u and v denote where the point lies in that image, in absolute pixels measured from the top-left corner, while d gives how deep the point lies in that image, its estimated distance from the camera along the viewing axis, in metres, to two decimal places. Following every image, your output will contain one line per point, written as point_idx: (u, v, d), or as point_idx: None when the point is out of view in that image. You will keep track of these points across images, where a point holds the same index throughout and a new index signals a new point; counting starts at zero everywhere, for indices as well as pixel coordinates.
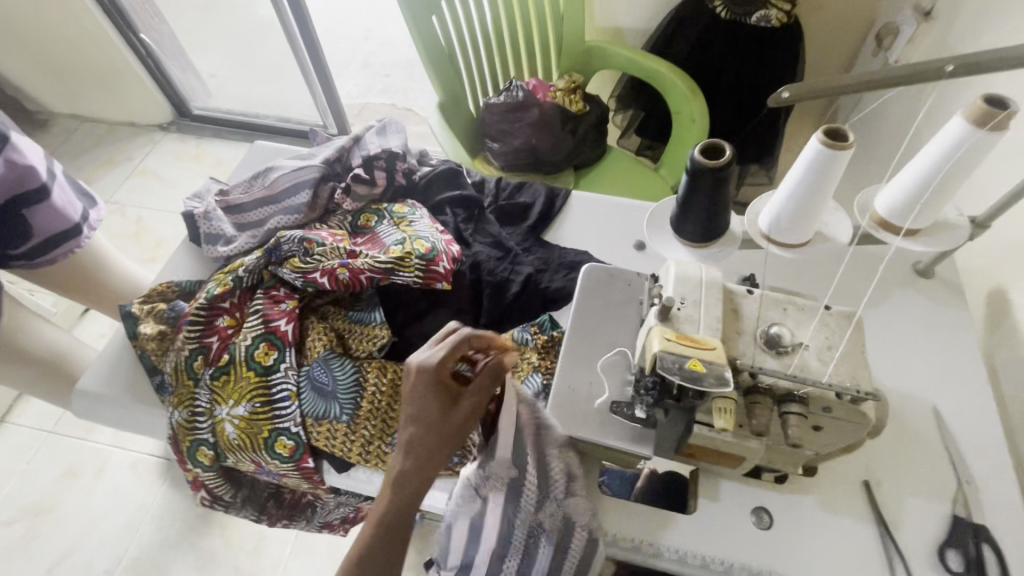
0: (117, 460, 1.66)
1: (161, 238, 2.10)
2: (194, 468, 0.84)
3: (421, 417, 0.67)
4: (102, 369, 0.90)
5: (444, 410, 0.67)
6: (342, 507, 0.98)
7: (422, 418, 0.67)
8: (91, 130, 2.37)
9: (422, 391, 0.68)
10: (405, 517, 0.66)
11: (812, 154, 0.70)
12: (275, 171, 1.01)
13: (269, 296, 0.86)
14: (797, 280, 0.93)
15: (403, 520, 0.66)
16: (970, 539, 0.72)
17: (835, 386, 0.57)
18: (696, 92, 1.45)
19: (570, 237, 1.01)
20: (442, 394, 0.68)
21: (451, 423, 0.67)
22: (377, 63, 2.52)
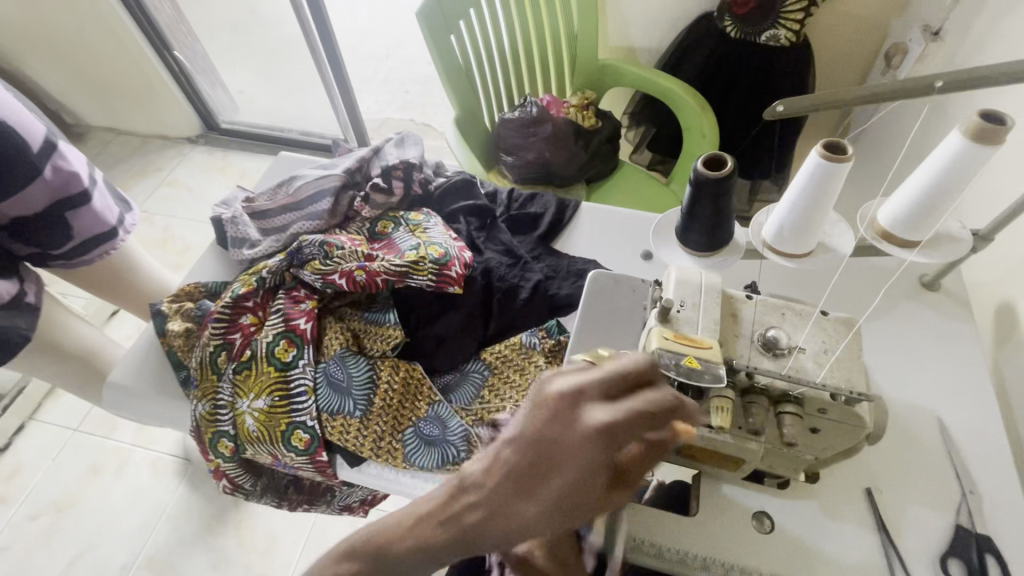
0: (138, 458, 1.71)
1: (187, 246, 2.18)
2: (215, 458, 0.88)
3: (550, 478, 0.45)
4: (133, 363, 0.95)
5: (581, 490, 0.44)
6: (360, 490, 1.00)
7: (553, 488, 0.45)
8: (125, 142, 2.49)
9: (572, 455, 0.44)
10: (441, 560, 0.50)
11: (813, 166, 0.73)
12: (299, 180, 1.06)
13: (290, 296, 0.91)
14: (801, 290, 0.95)
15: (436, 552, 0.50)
16: (973, 549, 0.72)
17: (829, 387, 0.59)
18: (706, 108, 1.48)
19: (578, 246, 1.04)
20: (594, 476, 0.44)
21: (583, 513, 0.45)
22: (397, 80, 2.61)
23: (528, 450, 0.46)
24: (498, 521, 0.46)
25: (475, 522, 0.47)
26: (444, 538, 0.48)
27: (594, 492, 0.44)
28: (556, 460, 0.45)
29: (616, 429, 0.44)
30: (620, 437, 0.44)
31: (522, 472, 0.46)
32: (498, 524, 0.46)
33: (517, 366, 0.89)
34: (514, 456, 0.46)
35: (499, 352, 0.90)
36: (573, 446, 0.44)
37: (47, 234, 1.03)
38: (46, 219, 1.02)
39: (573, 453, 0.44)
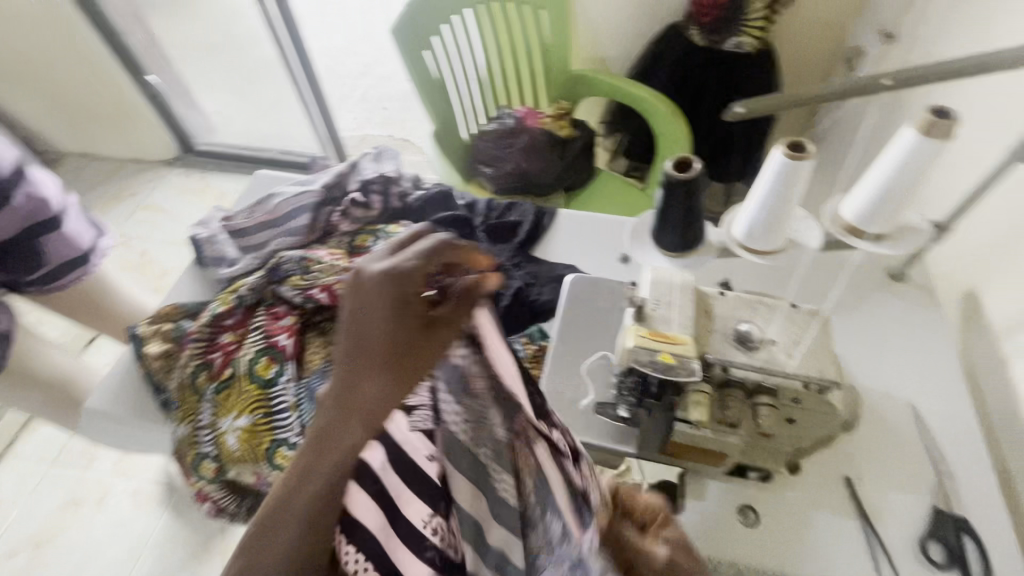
0: (119, 489, 1.67)
1: (166, 269, 2.15)
2: (197, 481, 0.87)
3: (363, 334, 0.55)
4: (110, 387, 0.93)
5: (403, 329, 0.55)
6: None
7: (379, 344, 0.55)
8: (99, 167, 2.46)
9: (380, 311, 0.54)
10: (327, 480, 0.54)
11: (777, 166, 0.75)
12: (276, 197, 1.07)
13: (270, 313, 0.90)
14: (774, 286, 0.98)
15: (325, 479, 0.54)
16: (950, 531, 0.74)
17: (801, 376, 0.60)
18: (677, 114, 1.52)
19: (556, 252, 1.06)
20: (409, 316, 0.55)
21: (415, 351, 0.55)
22: (375, 96, 2.63)
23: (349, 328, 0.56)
24: (355, 396, 0.54)
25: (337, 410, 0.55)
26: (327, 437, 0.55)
27: (414, 329, 0.56)
28: (364, 320, 0.55)
29: (403, 277, 0.54)
30: (414, 277, 0.55)
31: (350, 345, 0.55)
32: (357, 397, 0.54)
33: None
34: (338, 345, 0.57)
35: None
36: (377, 305, 0.55)
37: (18, 259, 1.02)
38: (17, 245, 1.00)
39: (373, 302, 0.55)
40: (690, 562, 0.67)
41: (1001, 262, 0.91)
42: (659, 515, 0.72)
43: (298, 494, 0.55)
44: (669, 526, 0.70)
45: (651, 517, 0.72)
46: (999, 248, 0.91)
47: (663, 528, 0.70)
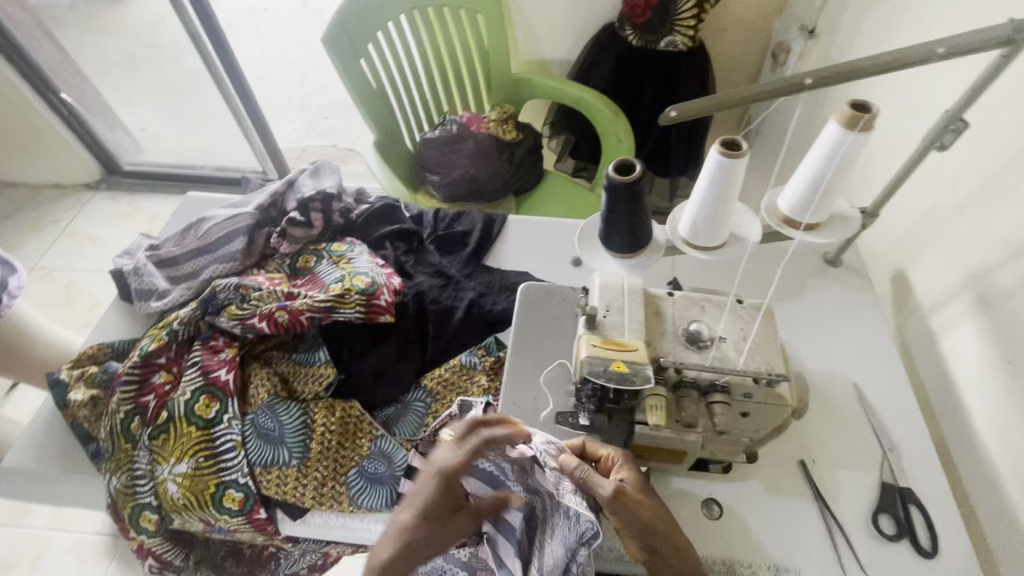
0: (57, 543, 1.53)
1: (96, 300, 2.00)
2: (137, 536, 0.80)
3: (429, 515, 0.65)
4: (31, 442, 0.85)
5: (445, 508, 0.66)
6: (307, 554, 0.92)
7: (426, 530, 0.65)
8: (11, 195, 2.26)
9: (432, 495, 0.65)
10: None
11: (714, 164, 0.77)
12: (207, 221, 1.00)
13: (207, 347, 0.85)
14: (721, 279, 1.00)
15: None
16: (898, 503, 0.78)
17: (751, 372, 0.62)
18: (619, 113, 1.54)
19: (508, 260, 1.04)
20: (449, 502, 0.66)
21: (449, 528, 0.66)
22: (314, 106, 2.54)
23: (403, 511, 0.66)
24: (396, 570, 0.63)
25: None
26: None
27: (449, 513, 0.66)
28: (431, 504, 0.65)
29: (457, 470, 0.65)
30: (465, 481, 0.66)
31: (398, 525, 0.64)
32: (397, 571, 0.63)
33: (457, 389, 0.88)
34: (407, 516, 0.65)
35: (441, 377, 0.88)
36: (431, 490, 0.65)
37: None
38: None
39: (436, 492, 0.65)
40: (647, 507, 0.62)
41: (924, 242, 0.97)
42: (618, 461, 0.65)
43: None
44: (627, 470, 0.64)
45: (609, 465, 0.65)
46: (922, 230, 0.97)
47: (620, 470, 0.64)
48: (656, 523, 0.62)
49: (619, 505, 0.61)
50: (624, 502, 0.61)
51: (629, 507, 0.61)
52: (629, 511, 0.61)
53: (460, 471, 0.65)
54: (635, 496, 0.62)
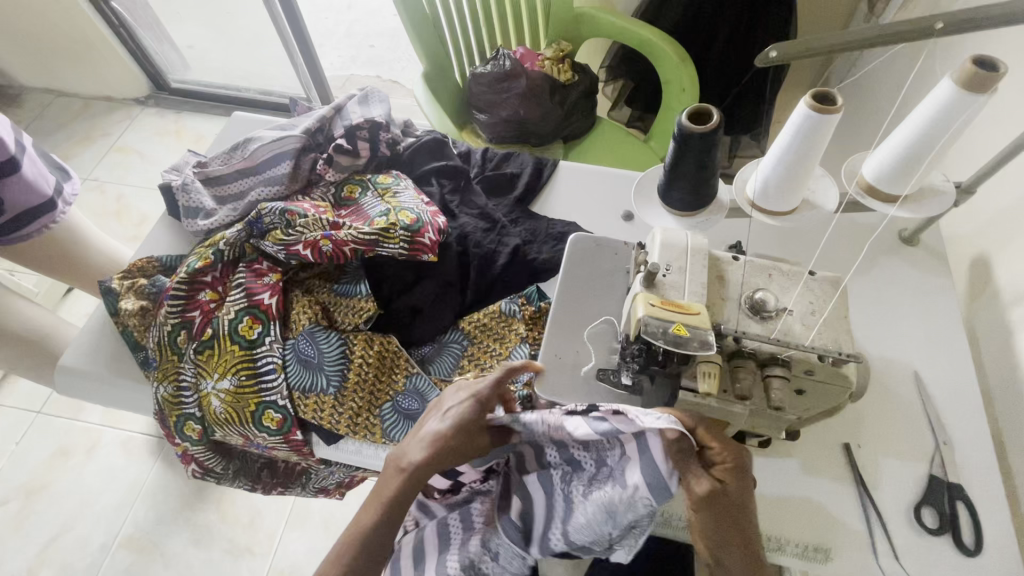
0: (108, 438, 1.66)
1: (144, 215, 2.05)
2: (182, 442, 0.84)
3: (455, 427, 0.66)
4: (85, 345, 0.89)
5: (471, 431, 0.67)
6: (336, 472, 0.94)
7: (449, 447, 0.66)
8: (66, 105, 2.30)
9: (463, 412, 0.67)
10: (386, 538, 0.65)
11: (799, 120, 0.68)
12: (254, 142, 0.98)
13: (251, 269, 0.85)
14: (785, 249, 0.93)
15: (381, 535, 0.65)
16: (945, 497, 0.74)
17: (818, 349, 0.58)
18: (687, 58, 1.41)
19: (556, 208, 1.00)
20: (476, 422, 0.67)
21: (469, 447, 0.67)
22: (360, 33, 2.45)
23: (426, 429, 0.68)
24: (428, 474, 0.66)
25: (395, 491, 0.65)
26: (396, 508, 0.65)
27: (475, 432, 0.67)
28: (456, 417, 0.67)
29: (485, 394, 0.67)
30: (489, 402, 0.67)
31: (432, 436, 0.66)
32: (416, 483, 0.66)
33: (497, 335, 0.86)
34: (434, 428, 0.67)
35: (478, 321, 0.87)
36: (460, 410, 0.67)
37: None
38: None
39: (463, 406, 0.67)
40: (735, 513, 0.57)
41: (1017, 227, 0.87)
42: (733, 465, 0.57)
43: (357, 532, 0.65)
44: (735, 478, 0.57)
45: (719, 458, 0.58)
46: (1017, 213, 0.87)
47: (725, 472, 0.57)
48: (734, 524, 0.57)
49: (706, 506, 0.57)
50: (713, 502, 0.57)
51: (719, 508, 0.57)
52: (720, 516, 0.57)
53: (486, 392, 0.68)
54: (723, 502, 0.57)
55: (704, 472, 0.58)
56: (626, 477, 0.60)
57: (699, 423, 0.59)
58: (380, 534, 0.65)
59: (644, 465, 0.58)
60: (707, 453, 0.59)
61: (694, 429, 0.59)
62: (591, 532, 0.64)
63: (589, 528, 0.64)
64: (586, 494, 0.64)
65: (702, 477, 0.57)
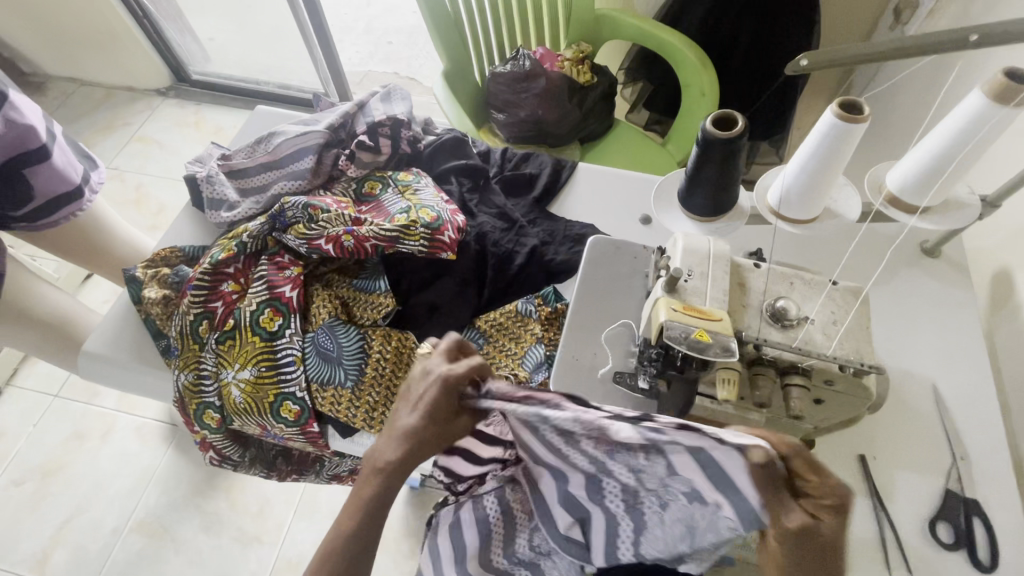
0: (122, 423, 1.69)
1: (163, 205, 2.08)
2: (201, 430, 0.85)
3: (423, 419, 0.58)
4: (108, 332, 0.91)
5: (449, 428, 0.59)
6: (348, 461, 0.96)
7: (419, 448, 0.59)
8: (89, 94, 2.33)
9: (429, 404, 0.57)
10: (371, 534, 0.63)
11: (825, 128, 0.68)
12: (278, 136, 0.99)
13: (273, 262, 0.86)
14: (807, 258, 0.93)
15: (364, 530, 0.63)
16: (961, 512, 0.73)
17: (839, 359, 0.57)
18: (708, 62, 1.41)
19: (574, 210, 1.00)
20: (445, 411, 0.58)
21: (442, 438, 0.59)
22: (379, 29, 2.47)
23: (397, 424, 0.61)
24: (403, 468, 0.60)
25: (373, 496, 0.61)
26: (377, 504, 0.62)
27: (446, 424, 0.58)
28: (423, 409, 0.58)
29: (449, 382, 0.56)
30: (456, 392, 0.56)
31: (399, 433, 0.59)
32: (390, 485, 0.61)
33: (513, 334, 0.87)
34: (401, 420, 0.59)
35: (494, 320, 0.88)
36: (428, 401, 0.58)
37: (4, 193, 0.95)
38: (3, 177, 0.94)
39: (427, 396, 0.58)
40: (823, 554, 0.47)
41: None
42: (835, 504, 0.46)
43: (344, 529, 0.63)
44: (832, 518, 0.46)
45: (815, 494, 0.47)
46: None
47: (819, 509, 0.46)
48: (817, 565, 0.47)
49: (792, 541, 0.46)
50: (800, 538, 0.46)
51: (806, 547, 0.46)
52: (805, 555, 0.47)
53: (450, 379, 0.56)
54: (813, 540, 0.46)
55: (793, 505, 0.47)
56: (705, 499, 0.52)
57: (797, 454, 0.47)
58: (365, 529, 0.63)
59: (720, 484, 0.48)
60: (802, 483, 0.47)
61: (788, 454, 0.47)
62: (665, 548, 0.60)
63: (663, 541, 0.60)
64: (657, 506, 0.58)
65: (791, 513, 0.46)
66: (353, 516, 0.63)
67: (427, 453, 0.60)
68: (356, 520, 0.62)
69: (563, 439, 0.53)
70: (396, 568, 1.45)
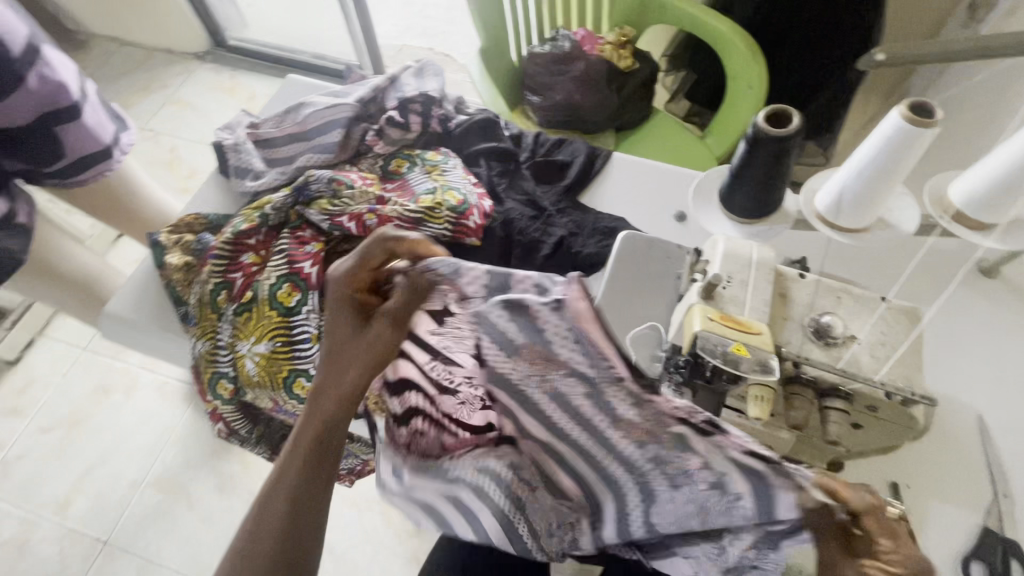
0: (145, 381, 1.73)
1: (194, 170, 2.10)
2: (213, 400, 0.86)
3: (335, 327, 0.63)
4: (130, 295, 0.91)
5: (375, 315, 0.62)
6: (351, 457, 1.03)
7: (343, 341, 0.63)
8: (129, 54, 2.35)
9: (337, 309, 0.63)
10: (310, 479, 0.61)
11: (890, 130, 0.62)
12: (307, 107, 0.97)
13: (294, 236, 0.84)
14: (859, 274, 0.87)
15: (304, 473, 0.61)
16: (998, 553, 0.66)
17: (886, 387, 0.53)
18: (759, 54, 1.33)
19: (606, 201, 0.97)
20: (350, 312, 0.63)
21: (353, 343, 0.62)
22: (417, 2, 2.42)
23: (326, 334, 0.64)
24: (336, 378, 0.62)
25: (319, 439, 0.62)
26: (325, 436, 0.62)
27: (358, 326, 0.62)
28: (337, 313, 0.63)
29: (351, 280, 0.62)
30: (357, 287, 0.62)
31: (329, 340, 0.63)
32: (338, 423, 0.63)
33: None
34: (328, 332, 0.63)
35: None
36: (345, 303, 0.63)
37: (35, 150, 0.95)
38: (34, 134, 0.94)
39: (339, 301, 0.63)
40: None
41: None
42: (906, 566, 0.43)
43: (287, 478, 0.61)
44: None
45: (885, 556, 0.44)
46: None
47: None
48: None
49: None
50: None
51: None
52: None
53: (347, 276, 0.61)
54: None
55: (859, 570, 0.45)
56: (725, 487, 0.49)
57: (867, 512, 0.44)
58: (301, 474, 0.61)
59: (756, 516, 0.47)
60: (861, 545, 0.45)
61: (856, 510, 0.44)
62: (676, 522, 0.58)
63: (675, 514, 0.57)
64: (671, 488, 0.55)
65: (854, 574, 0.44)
66: (294, 455, 0.62)
67: (350, 360, 0.62)
68: (295, 460, 0.61)
69: (581, 410, 0.54)
70: (401, 545, 1.46)
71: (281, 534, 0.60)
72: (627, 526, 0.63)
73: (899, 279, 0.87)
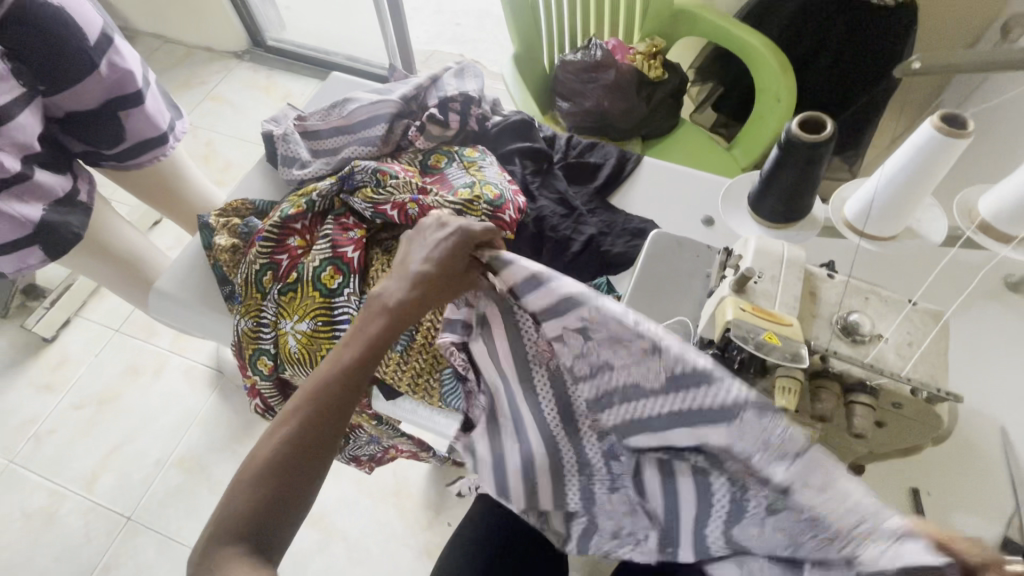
0: (173, 364, 1.79)
1: (229, 163, 2.17)
2: (253, 375, 0.89)
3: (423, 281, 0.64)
4: (179, 273, 0.96)
5: (447, 279, 0.65)
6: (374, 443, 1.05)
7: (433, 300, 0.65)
8: (171, 51, 2.45)
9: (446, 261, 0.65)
10: (325, 418, 0.57)
11: (921, 140, 0.64)
12: (353, 102, 1.02)
13: (338, 223, 0.89)
14: (886, 282, 0.87)
15: (326, 409, 0.57)
16: None
17: (912, 382, 0.55)
18: (788, 68, 1.35)
19: (635, 203, 0.99)
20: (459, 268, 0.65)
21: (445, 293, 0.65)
22: (449, 10, 2.49)
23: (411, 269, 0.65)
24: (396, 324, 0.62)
25: (345, 399, 0.58)
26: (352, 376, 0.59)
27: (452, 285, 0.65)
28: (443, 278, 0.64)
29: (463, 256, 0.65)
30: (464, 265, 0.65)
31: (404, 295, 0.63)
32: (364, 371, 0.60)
33: None
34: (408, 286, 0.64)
35: None
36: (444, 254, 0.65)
37: (99, 133, 1.01)
38: (98, 118, 1.00)
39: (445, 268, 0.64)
40: None
41: None
42: None
43: (309, 411, 0.57)
44: None
45: None
46: None
47: None
48: None
49: None
50: None
51: None
52: None
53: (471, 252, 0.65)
54: None
55: None
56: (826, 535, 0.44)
57: None
58: (323, 412, 0.57)
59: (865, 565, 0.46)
60: None
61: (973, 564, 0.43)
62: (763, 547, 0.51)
63: (761, 543, 0.51)
64: (760, 516, 0.50)
65: None
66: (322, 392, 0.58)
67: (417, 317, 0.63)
68: (320, 395, 0.58)
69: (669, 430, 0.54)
70: (413, 537, 1.48)
71: (269, 480, 0.54)
72: (702, 537, 0.57)
73: (924, 288, 0.86)
